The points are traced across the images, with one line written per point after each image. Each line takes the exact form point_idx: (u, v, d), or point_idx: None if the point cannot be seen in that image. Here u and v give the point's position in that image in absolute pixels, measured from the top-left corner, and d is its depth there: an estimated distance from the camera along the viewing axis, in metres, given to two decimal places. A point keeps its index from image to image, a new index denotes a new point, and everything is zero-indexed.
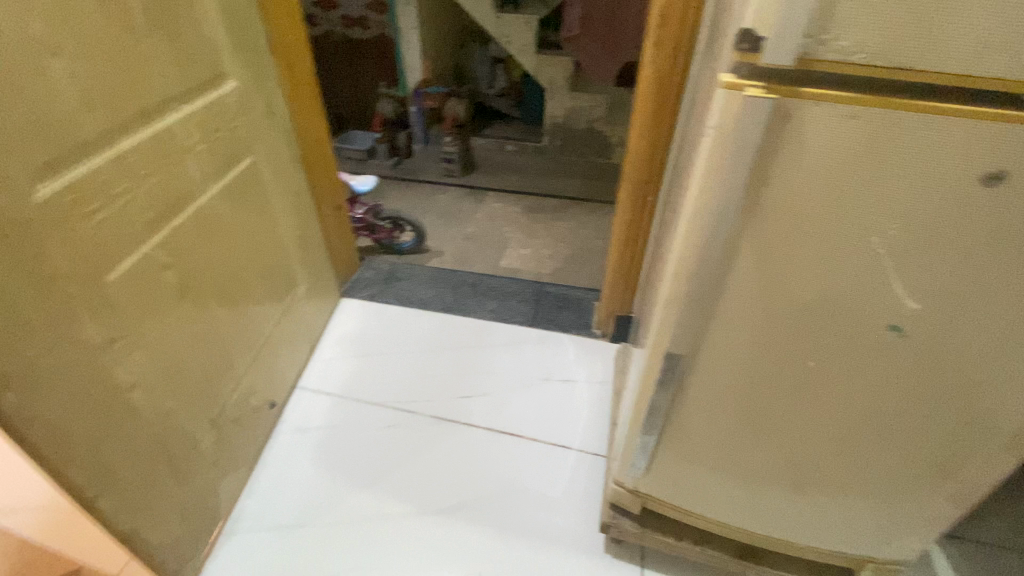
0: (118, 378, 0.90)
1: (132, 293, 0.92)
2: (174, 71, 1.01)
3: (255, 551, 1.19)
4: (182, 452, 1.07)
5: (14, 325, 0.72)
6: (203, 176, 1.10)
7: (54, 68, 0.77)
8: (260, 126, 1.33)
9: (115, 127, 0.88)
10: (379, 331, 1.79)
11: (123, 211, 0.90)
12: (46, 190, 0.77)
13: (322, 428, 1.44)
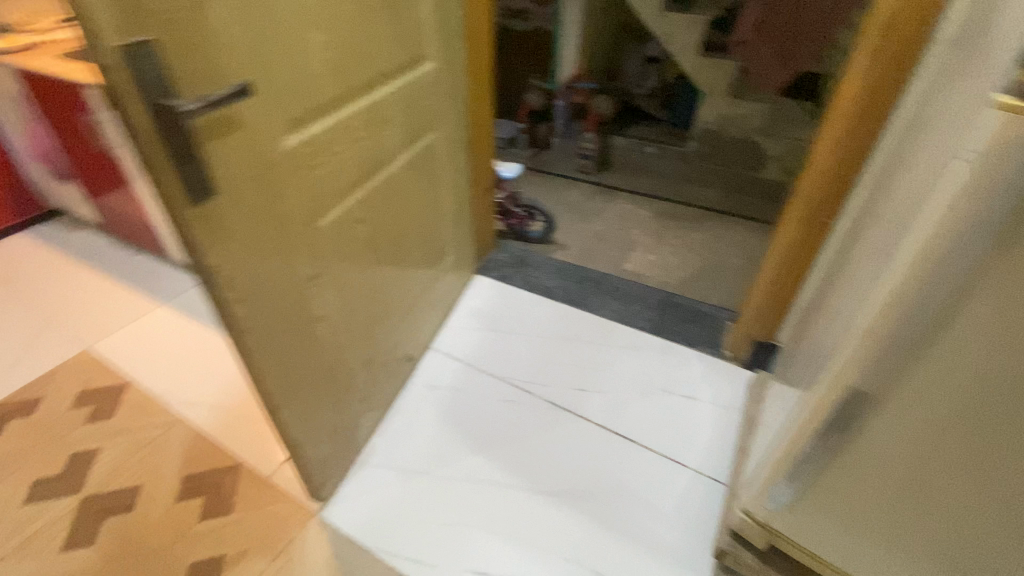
0: (311, 310, 1.04)
1: (331, 239, 1.06)
2: (390, 48, 1.13)
3: (381, 485, 1.32)
4: (340, 384, 1.21)
5: (256, 250, 0.86)
6: (394, 144, 1.22)
7: (315, 38, 0.90)
8: (442, 104, 1.44)
9: (345, 93, 1.01)
10: (506, 311, 1.88)
11: (338, 167, 1.03)
12: (293, 139, 0.90)
13: (449, 389, 1.58)
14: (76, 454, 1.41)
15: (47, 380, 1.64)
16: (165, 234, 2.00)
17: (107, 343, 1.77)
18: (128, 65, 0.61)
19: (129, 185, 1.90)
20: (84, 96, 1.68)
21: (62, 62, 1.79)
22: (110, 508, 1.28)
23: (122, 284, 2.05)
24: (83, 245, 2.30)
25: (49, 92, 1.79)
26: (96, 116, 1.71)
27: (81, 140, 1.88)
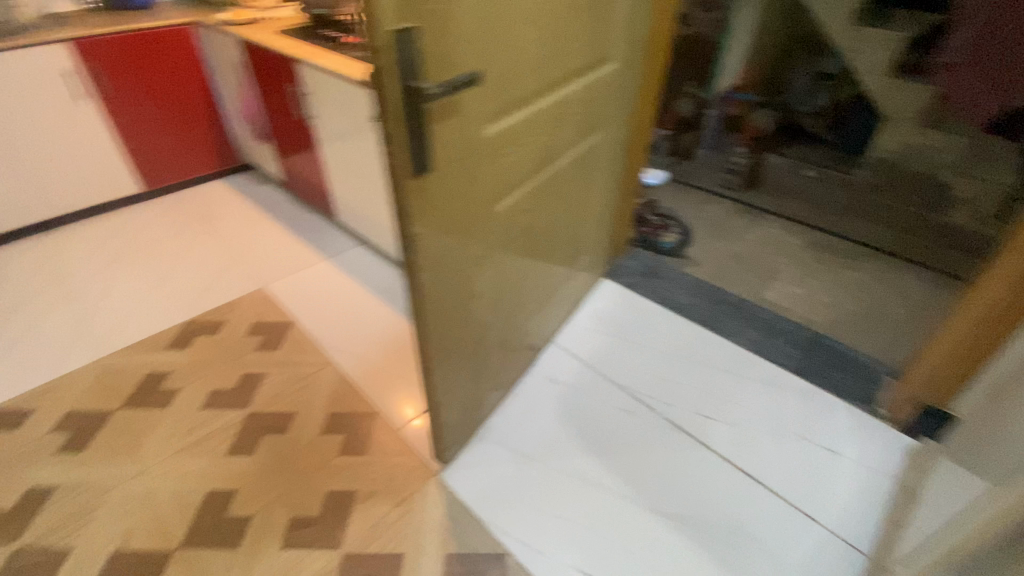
0: (472, 287, 1.11)
1: (500, 223, 1.12)
2: (582, 46, 1.16)
3: (496, 462, 1.38)
4: (478, 359, 1.28)
5: (446, 224, 0.94)
6: (566, 139, 1.26)
7: (530, 33, 0.95)
8: (612, 104, 1.45)
9: (540, 87, 1.05)
10: (632, 319, 1.86)
11: (521, 157, 1.09)
12: (494, 126, 0.96)
13: (568, 386, 1.60)
14: (247, 373, 1.64)
15: (230, 307, 1.93)
16: (334, 198, 2.24)
17: (278, 285, 2.04)
18: (394, 48, 0.69)
19: (315, 151, 2.16)
20: (296, 69, 1.93)
21: (282, 39, 2.07)
22: (269, 425, 1.48)
23: (292, 236, 2.34)
24: (264, 198, 2.66)
25: (268, 63, 2.09)
26: (302, 88, 1.96)
27: (284, 107, 2.18)
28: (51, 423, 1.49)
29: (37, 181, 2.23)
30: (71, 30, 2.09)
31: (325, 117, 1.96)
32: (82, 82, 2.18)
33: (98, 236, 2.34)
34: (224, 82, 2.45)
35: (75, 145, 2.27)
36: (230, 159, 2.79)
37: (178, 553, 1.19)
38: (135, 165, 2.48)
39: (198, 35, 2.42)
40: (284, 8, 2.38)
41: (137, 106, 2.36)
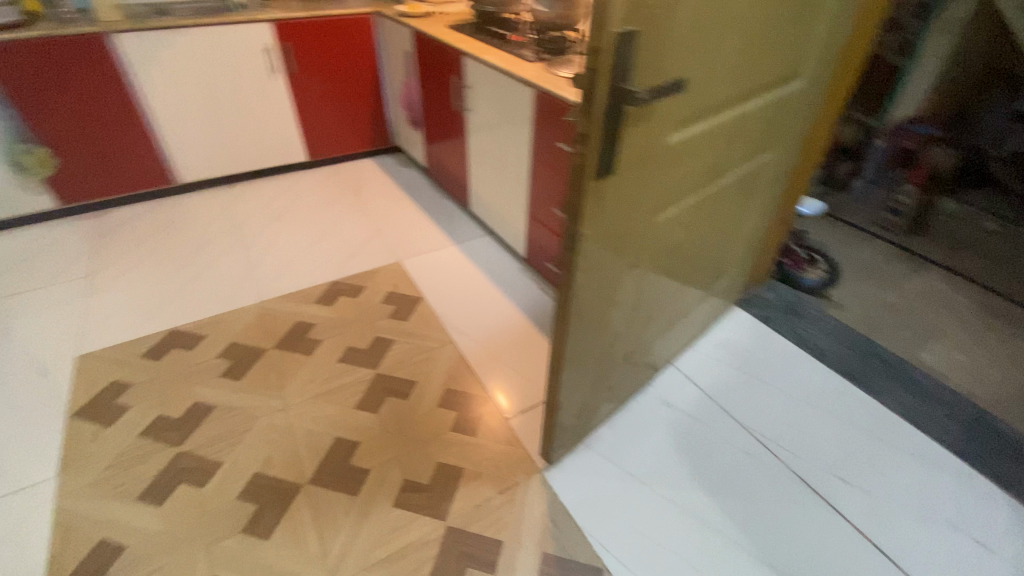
0: (617, 296, 1.10)
1: (658, 235, 1.10)
2: (775, 61, 1.09)
3: (604, 475, 1.36)
4: (604, 369, 1.26)
5: (613, 229, 0.93)
6: (736, 157, 1.19)
7: (732, 45, 0.91)
8: (786, 126, 1.36)
9: (726, 101, 1.01)
10: (763, 356, 1.73)
11: (692, 171, 1.05)
12: (677, 137, 0.93)
13: (685, 413, 1.53)
14: (378, 338, 1.78)
15: (369, 275, 2.10)
16: (472, 188, 2.35)
17: (411, 262, 2.19)
18: (614, 49, 0.69)
19: (463, 142, 2.28)
20: (461, 63, 2.04)
21: (452, 34, 2.20)
22: (392, 390, 1.59)
23: (428, 219, 2.49)
24: (406, 179, 2.85)
25: (436, 55, 2.23)
26: (464, 81, 2.07)
27: (442, 97, 2.32)
28: (219, 349, 1.72)
29: (231, 141, 2.60)
30: (279, 14, 2.39)
31: (480, 110, 2.05)
32: (279, 59, 2.50)
33: (268, 195, 2.67)
34: (392, 70, 2.67)
35: (264, 113, 2.61)
36: (382, 140, 3.03)
37: (306, 487, 1.32)
38: (305, 137, 2.78)
39: (377, 25, 2.65)
40: (454, 5, 2.53)
41: (316, 84, 2.66)
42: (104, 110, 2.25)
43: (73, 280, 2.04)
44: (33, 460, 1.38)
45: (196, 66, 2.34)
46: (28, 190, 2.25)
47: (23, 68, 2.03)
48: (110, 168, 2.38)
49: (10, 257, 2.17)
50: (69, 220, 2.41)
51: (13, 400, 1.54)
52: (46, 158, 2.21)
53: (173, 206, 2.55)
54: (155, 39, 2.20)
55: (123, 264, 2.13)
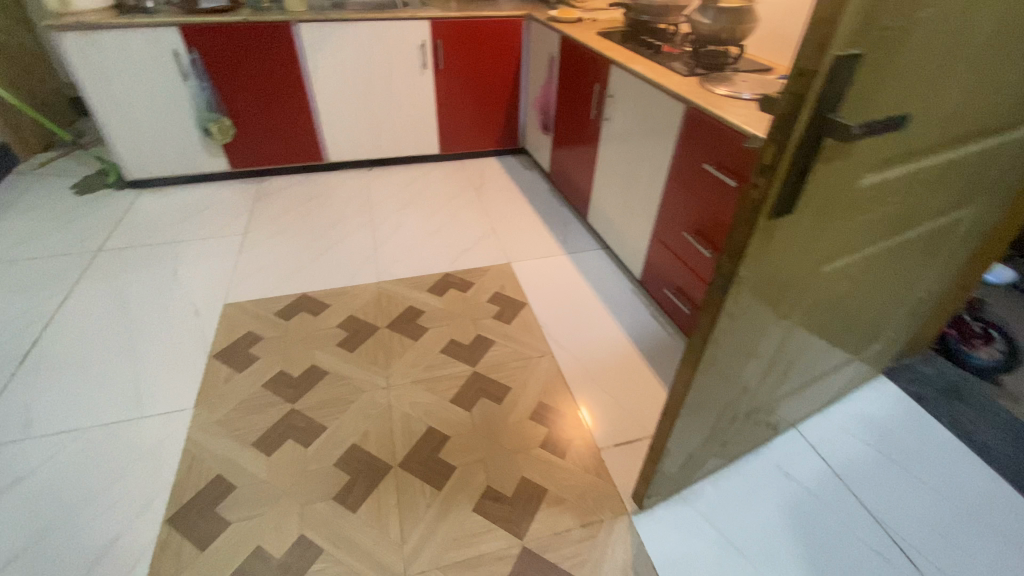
0: (759, 347, 0.98)
1: (819, 287, 0.96)
2: (1009, 101, 0.90)
3: (700, 535, 1.23)
4: (723, 422, 1.14)
5: (774, 274, 0.82)
6: (930, 209, 1.01)
7: (965, 79, 0.75)
8: (998, 178, 1.12)
9: (938, 143, 0.85)
10: (910, 442, 1.47)
11: (877, 220, 0.90)
12: (872, 180, 0.80)
13: (805, 488, 1.34)
14: (481, 336, 1.79)
15: (480, 272, 2.13)
16: (594, 199, 2.28)
17: (522, 265, 2.18)
18: (831, 75, 0.58)
19: (593, 151, 2.22)
20: (607, 71, 1.98)
21: (601, 41, 2.15)
22: (487, 391, 1.58)
23: (543, 224, 2.47)
24: (527, 181, 2.86)
25: (581, 62, 2.20)
26: (607, 90, 2.01)
27: (580, 105, 2.28)
28: (338, 320, 1.84)
29: (376, 128, 2.79)
30: (437, 12, 2.51)
31: (618, 121, 1.97)
32: (431, 56, 2.63)
33: (400, 182, 2.83)
34: (533, 73, 2.69)
35: (409, 105, 2.77)
36: (511, 141, 3.07)
37: (396, 470, 1.35)
38: (441, 130, 2.90)
39: (527, 29, 2.68)
40: (607, 11, 2.47)
41: (460, 82, 2.76)
42: (278, 90, 2.53)
43: (231, 235, 2.32)
44: (180, 389, 1.58)
45: (359, 57, 2.53)
46: (210, 153, 2.61)
47: (223, 48, 2.33)
48: (275, 141, 2.67)
49: (188, 208, 2.53)
50: (236, 182, 2.74)
51: (172, 333, 1.78)
52: (226, 127, 2.53)
53: (319, 181, 2.80)
54: (329, 29, 2.42)
55: (272, 228, 2.38)
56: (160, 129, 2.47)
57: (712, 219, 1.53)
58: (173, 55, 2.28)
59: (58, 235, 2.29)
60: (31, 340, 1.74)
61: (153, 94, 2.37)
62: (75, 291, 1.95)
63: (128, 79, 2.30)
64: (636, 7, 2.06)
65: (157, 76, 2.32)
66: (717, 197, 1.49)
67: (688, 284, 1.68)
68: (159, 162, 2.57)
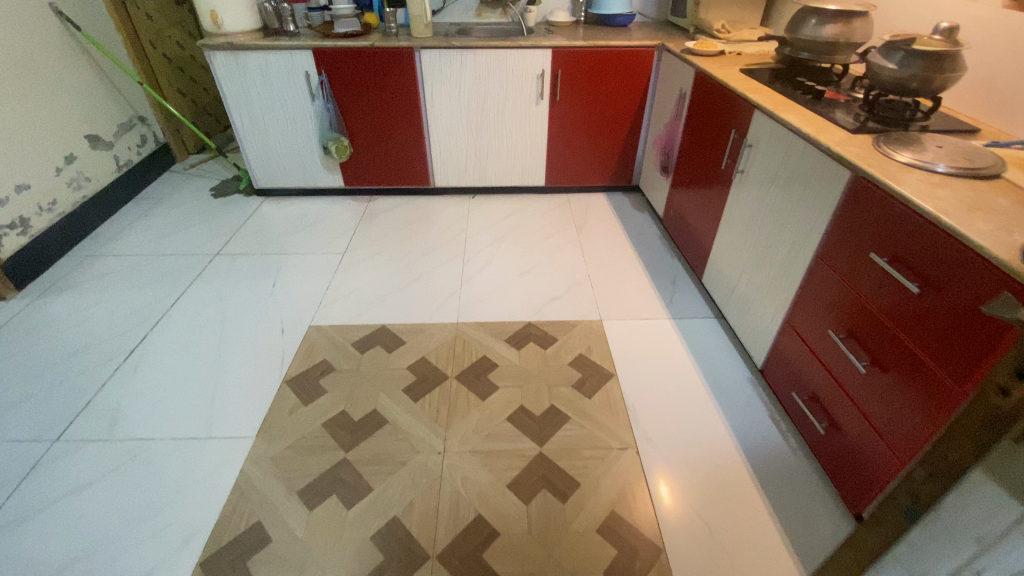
0: None
1: None
2: None
3: None
4: None
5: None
6: None
7: None
8: None
9: None
10: None
11: None
12: None
13: None
14: (555, 407, 1.57)
15: (568, 326, 1.91)
16: (713, 260, 1.96)
17: (616, 325, 1.93)
18: None
19: (719, 206, 1.90)
20: (748, 116, 1.67)
21: (744, 79, 1.84)
22: (551, 482, 1.36)
23: (648, 277, 2.19)
24: (637, 224, 2.59)
25: (718, 102, 1.90)
26: (745, 137, 1.69)
27: (709, 149, 1.98)
28: (409, 361, 1.74)
29: (484, 155, 2.72)
30: (561, 41, 2.37)
31: (754, 175, 1.65)
32: (549, 86, 2.49)
33: (500, 213, 2.73)
34: (659, 108, 2.43)
35: (520, 134, 2.65)
36: (624, 178, 2.83)
37: (433, 561, 1.20)
38: (550, 161, 2.75)
39: (659, 59, 2.43)
40: (756, 44, 2.14)
41: (577, 113, 2.58)
42: (395, 113, 2.55)
43: (331, 253, 2.36)
44: (248, 413, 1.58)
45: (475, 84, 2.47)
46: (328, 169, 2.71)
47: (349, 71, 2.41)
48: (386, 162, 2.71)
49: (301, 221, 2.65)
50: (347, 198, 2.84)
51: (255, 351, 1.82)
52: (344, 147, 2.60)
53: (422, 204, 2.80)
54: (449, 56, 2.39)
55: (368, 249, 2.39)
56: (287, 144, 2.62)
57: (872, 324, 1.18)
58: (305, 75, 2.40)
59: (189, 235, 2.53)
60: (141, 339, 1.91)
61: (285, 112, 2.52)
62: (185, 295, 2.13)
63: (265, 97, 2.47)
64: (794, 42, 1.73)
65: (289, 96, 2.47)
66: (885, 298, 1.14)
67: (829, 395, 1.34)
68: (283, 175, 2.73)
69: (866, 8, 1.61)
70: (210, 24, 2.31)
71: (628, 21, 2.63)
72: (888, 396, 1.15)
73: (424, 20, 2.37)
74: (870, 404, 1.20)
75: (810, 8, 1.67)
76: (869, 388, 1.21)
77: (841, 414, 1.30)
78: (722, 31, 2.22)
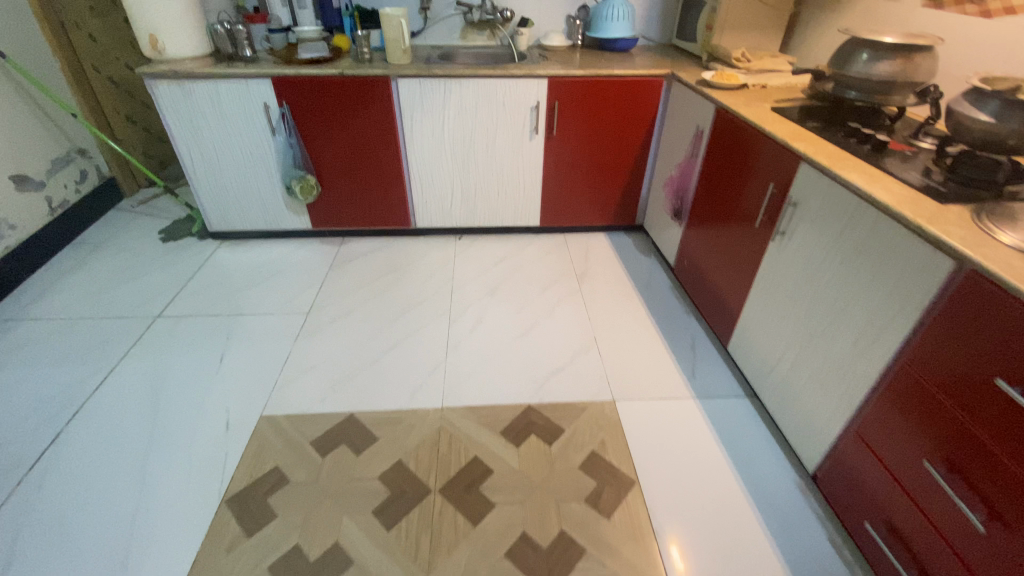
0: None
1: None
2: None
3: None
4: None
5: None
6: None
7: None
8: None
9: None
10: None
11: None
12: None
13: None
14: (565, 534, 1.26)
15: (575, 411, 1.59)
16: (742, 328, 1.67)
17: (632, 407, 1.62)
18: None
19: (749, 267, 1.62)
20: (789, 167, 1.39)
21: (778, 119, 1.57)
22: None
23: (663, 341, 1.89)
24: (644, 271, 2.30)
25: (744, 146, 1.63)
26: (786, 193, 1.41)
27: (733, 199, 1.70)
28: (382, 467, 1.42)
29: (472, 193, 2.42)
30: (558, 69, 2.09)
31: (798, 239, 1.37)
32: (545, 119, 2.21)
33: (490, 258, 2.42)
34: (669, 144, 2.15)
35: (512, 171, 2.36)
36: (626, 216, 2.55)
37: None
38: (545, 200, 2.46)
39: (668, 89, 2.17)
40: (782, 76, 1.89)
41: (576, 149, 2.30)
42: (370, 149, 2.24)
43: (293, 313, 2.03)
44: (174, 552, 1.25)
45: (461, 116, 2.18)
46: (293, 210, 2.38)
47: (315, 103, 2.10)
48: (360, 201, 2.39)
49: (262, 270, 2.31)
50: (316, 241, 2.50)
51: (192, 456, 1.48)
52: (311, 186, 2.27)
53: (402, 247, 2.48)
54: (430, 86, 2.09)
55: (338, 307, 2.06)
56: (245, 183, 2.29)
57: (987, 466, 0.90)
58: (264, 107, 2.08)
59: (129, 291, 2.17)
60: (53, 439, 1.55)
61: (241, 148, 2.19)
62: (115, 372, 1.77)
63: (217, 132, 2.14)
64: (840, 78, 1.48)
65: (246, 130, 2.14)
66: (1010, 437, 0.86)
67: (917, 536, 1.06)
68: (241, 217, 2.40)
69: (929, 41, 1.35)
70: (149, 48, 1.97)
71: (629, 46, 2.37)
72: (1013, 565, 0.87)
73: (402, 44, 2.07)
74: (984, 567, 0.92)
75: (859, 41, 1.42)
76: (980, 545, 0.93)
77: (936, 565, 1.02)
78: (741, 59, 1.96)
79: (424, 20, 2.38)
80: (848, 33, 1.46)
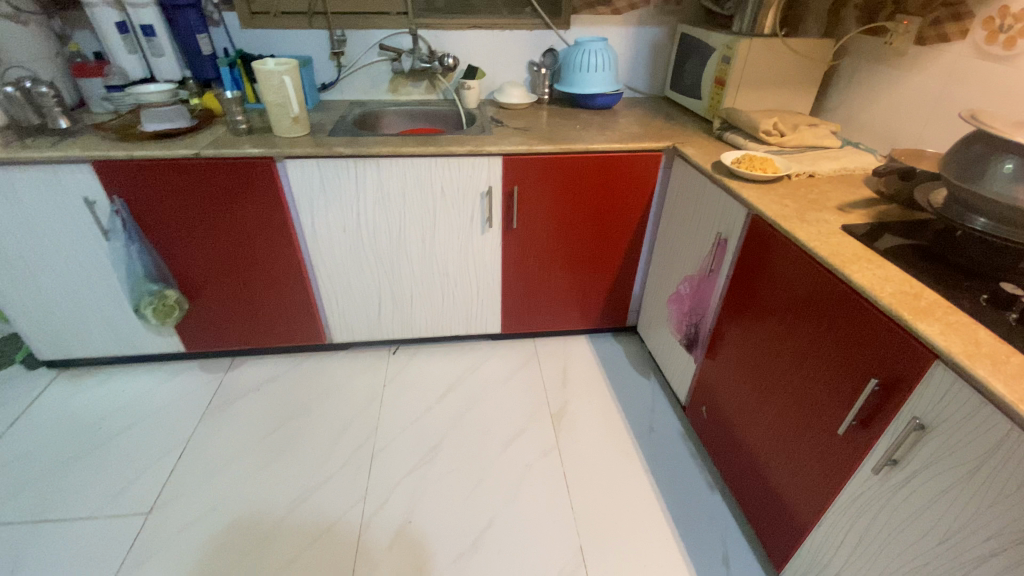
0: None
1: None
2: None
3: None
4: None
5: None
6: None
7: None
8: None
9: None
10: None
11: None
12: None
13: None
14: None
15: None
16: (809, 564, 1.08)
17: None
18: None
19: (818, 480, 1.02)
20: (907, 360, 0.81)
21: (855, 248, 1.00)
22: None
23: (679, 549, 1.29)
24: (643, 405, 1.70)
25: (799, 287, 1.04)
26: (897, 401, 0.83)
27: (782, 361, 1.11)
28: None
29: (408, 298, 1.79)
30: (516, 143, 1.50)
31: (930, 489, 0.79)
32: (501, 207, 1.60)
33: (434, 384, 1.78)
34: (673, 242, 1.57)
35: (460, 271, 1.74)
36: (614, 318, 1.95)
37: None
38: (507, 303, 1.85)
39: (666, 166, 1.59)
40: (833, 157, 1.34)
41: (544, 242, 1.70)
42: (258, 253, 1.59)
43: (128, 515, 1.35)
44: None
45: (384, 207, 1.56)
46: (156, 331, 1.71)
47: (166, 196, 1.44)
48: (251, 316, 1.73)
49: (105, 420, 1.63)
50: (196, 366, 1.83)
51: None
52: (169, 306, 1.59)
53: (314, 372, 1.82)
54: (336, 170, 1.47)
55: (201, 495, 1.40)
56: (80, 301, 1.62)
57: None
58: (88, 203, 1.42)
59: None
60: None
61: (63, 255, 1.52)
62: None
63: (24, 238, 1.47)
64: (957, 192, 0.93)
65: (67, 234, 1.48)
66: None
67: None
68: (80, 341, 1.71)
69: None
70: None
71: (611, 103, 1.79)
72: None
73: (291, 111, 1.44)
74: None
75: (996, 141, 0.86)
76: None
77: None
78: (771, 132, 1.41)
79: (337, 69, 1.78)
80: (974, 123, 0.90)
